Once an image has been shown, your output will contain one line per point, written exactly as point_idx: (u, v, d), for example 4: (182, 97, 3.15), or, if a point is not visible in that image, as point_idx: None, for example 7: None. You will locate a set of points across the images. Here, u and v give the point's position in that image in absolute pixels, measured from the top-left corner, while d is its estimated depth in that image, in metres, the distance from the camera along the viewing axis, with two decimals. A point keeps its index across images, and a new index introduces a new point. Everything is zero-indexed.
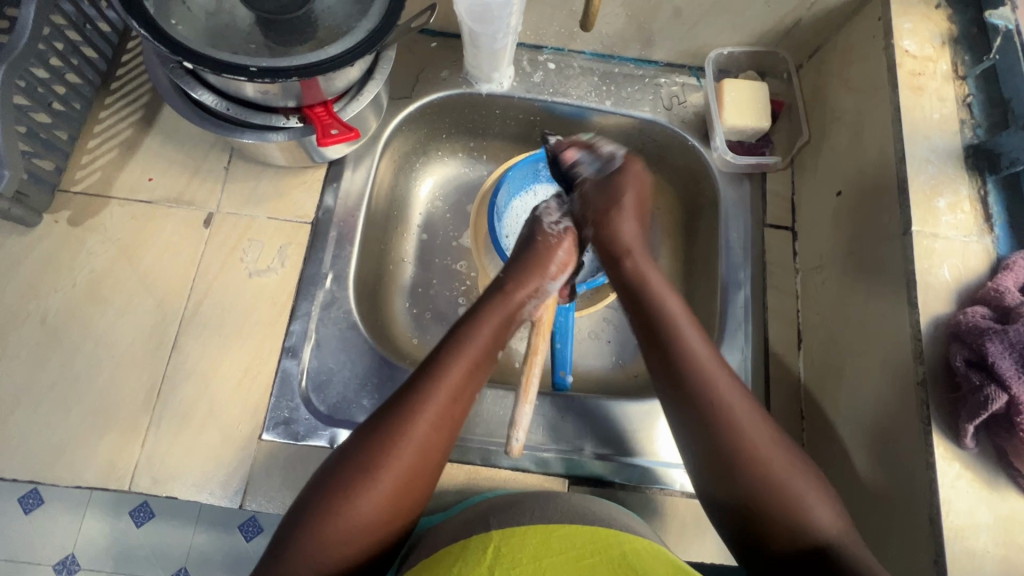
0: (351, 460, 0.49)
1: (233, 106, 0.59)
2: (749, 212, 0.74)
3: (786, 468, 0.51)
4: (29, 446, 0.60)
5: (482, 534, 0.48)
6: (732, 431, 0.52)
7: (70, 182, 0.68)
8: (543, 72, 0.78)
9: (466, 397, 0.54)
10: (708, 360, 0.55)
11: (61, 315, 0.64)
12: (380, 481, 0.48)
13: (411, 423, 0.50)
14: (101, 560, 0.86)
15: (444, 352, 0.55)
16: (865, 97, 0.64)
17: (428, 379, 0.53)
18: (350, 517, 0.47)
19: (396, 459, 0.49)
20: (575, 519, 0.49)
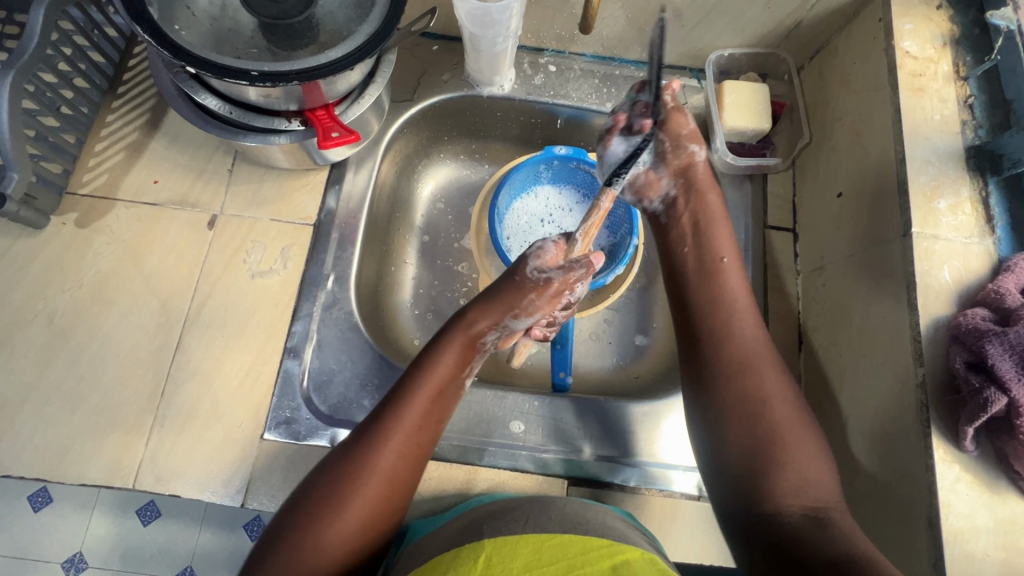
0: (319, 488, 0.49)
1: (236, 110, 0.60)
2: (749, 214, 0.74)
3: (797, 443, 0.51)
4: (35, 444, 0.61)
5: (475, 542, 0.48)
6: (755, 386, 0.53)
7: (77, 185, 0.70)
8: (543, 74, 0.78)
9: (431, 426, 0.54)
10: (750, 341, 0.56)
11: (68, 315, 0.65)
12: (344, 513, 0.48)
13: (379, 447, 0.51)
14: (108, 558, 0.84)
15: (408, 381, 0.55)
16: (865, 98, 0.64)
17: (391, 409, 0.53)
18: (317, 547, 0.46)
19: (361, 489, 0.49)
20: (568, 528, 0.49)
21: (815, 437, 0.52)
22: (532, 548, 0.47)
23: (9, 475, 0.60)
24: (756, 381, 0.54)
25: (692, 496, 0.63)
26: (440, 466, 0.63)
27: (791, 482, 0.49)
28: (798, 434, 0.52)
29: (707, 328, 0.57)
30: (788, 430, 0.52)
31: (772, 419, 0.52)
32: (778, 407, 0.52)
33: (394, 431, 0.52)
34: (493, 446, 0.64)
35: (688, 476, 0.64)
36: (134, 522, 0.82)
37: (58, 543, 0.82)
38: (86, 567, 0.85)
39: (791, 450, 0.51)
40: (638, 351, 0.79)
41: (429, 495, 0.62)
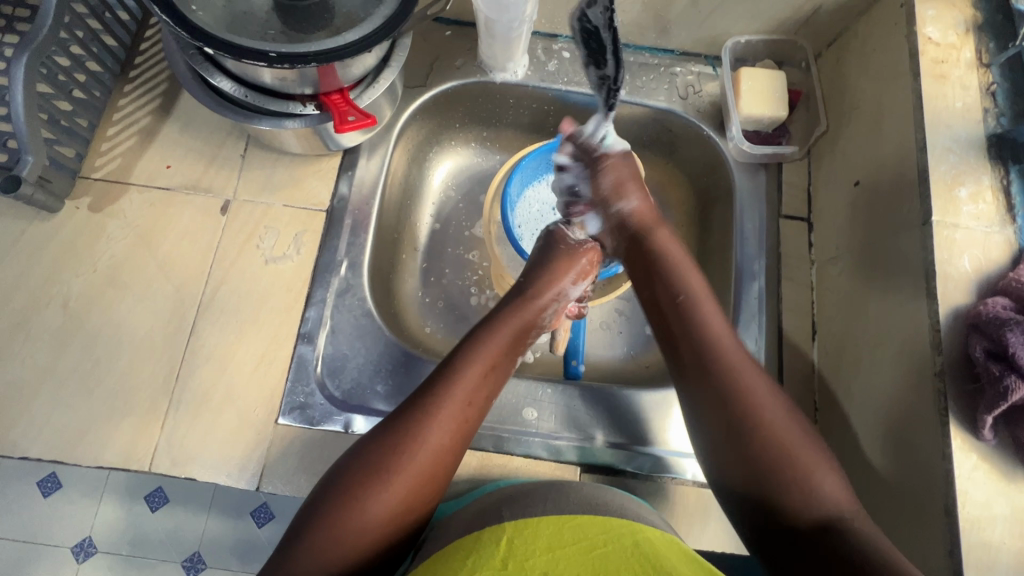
0: (365, 459, 0.50)
1: (251, 93, 0.59)
2: (764, 203, 0.73)
3: (795, 444, 0.51)
4: (52, 426, 0.61)
5: (495, 525, 0.48)
6: (747, 405, 0.52)
7: (90, 169, 0.69)
8: (557, 61, 0.77)
9: (478, 409, 0.55)
10: (724, 339, 0.56)
11: (83, 299, 0.65)
12: (394, 485, 0.49)
13: (427, 424, 0.51)
14: (115, 543, 0.79)
15: (459, 356, 0.55)
16: (885, 85, 0.63)
17: (443, 383, 0.53)
18: (363, 516, 0.47)
19: (412, 463, 0.50)
20: (587, 511, 0.50)
21: (812, 440, 0.52)
22: (553, 530, 0.47)
23: (27, 457, 0.60)
24: (701, 332, 0.57)
25: (705, 484, 0.63)
26: None
27: (795, 482, 0.49)
28: (793, 432, 0.51)
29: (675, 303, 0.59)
30: (773, 420, 0.52)
31: (746, 387, 0.53)
32: (739, 369, 0.54)
33: (443, 406, 0.52)
34: (506, 432, 0.64)
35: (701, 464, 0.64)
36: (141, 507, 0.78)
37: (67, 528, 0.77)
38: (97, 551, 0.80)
39: (772, 421, 0.52)
40: (649, 340, 0.79)
41: None
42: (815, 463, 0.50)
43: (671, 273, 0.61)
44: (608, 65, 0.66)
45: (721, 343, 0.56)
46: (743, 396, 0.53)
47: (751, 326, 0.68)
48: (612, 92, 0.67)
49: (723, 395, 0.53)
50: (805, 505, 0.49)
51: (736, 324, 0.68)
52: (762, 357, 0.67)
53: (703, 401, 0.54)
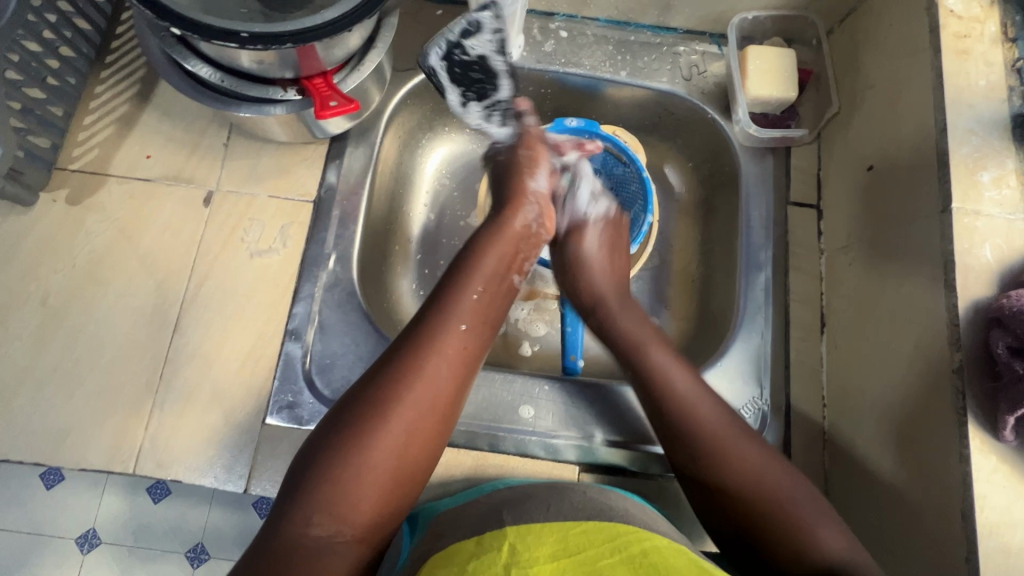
0: (356, 413, 0.46)
1: (228, 78, 0.56)
2: (771, 189, 0.70)
3: (781, 493, 0.49)
4: (33, 428, 0.59)
5: (497, 531, 0.46)
6: (721, 460, 0.51)
7: (67, 160, 0.67)
8: (554, 40, 0.74)
9: (454, 371, 0.49)
10: (685, 387, 0.55)
11: (62, 296, 0.63)
12: (373, 465, 0.44)
13: (417, 370, 0.48)
14: (121, 534, 0.85)
15: (443, 299, 0.52)
16: (903, 62, 0.59)
17: (429, 330, 0.50)
18: (363, 469, 0.44)
19: (382, 440, 0.45)
20: (590, 516, 0.47)
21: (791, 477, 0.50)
22: (557, 538, 0.44)
23: (8, 460, 0.59)
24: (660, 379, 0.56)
25: None
26: (447, 451, 0.62)
27: (788, 528, 0.47)
28: (771, 477, 0.49)
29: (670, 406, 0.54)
30: (751, 475, 0.50)
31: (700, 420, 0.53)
32: (699, 416, 0.53)
33: (432, 354, 0.49)
34: (503, 431, 0.62)
35: None
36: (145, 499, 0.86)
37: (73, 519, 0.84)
38: (101, 541, 0.86)
39: (736, 450, 0.51)
40: None
41: (437, 480, 0.61)
42: (794, 489, 0.49)
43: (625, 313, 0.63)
44: (501, 89, 0.65)
45: (682, 386, 0.55)
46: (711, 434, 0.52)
47: (757, 319, 0.65)
48: (507, 115, 0.66)
49: (681, 426, 0.53)
50: (799, 553, 0.46)
51: (741, 317, 0.65)
52: (768, 351, 0.64)
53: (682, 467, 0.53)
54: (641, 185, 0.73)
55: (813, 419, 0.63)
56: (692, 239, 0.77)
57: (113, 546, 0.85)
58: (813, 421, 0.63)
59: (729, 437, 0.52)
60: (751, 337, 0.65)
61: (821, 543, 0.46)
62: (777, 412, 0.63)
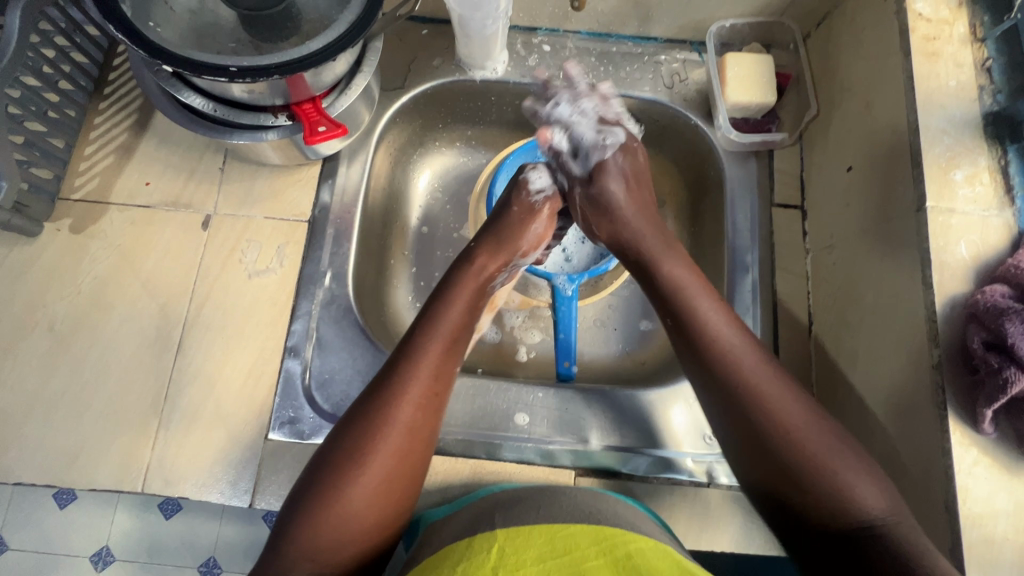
0: (334, 462, 0.50)
1: (221, 107, 0.58)
2: (756, 192, 0.71)
3: (827, 457, 0.48)
4: (44, 451, 0.61)
5: (487, 533, 0.48)
6: (764, 410, 0.50)
7: (70, 189, 0.69)
8: (537, 54, 0.76)
9: (421, 418, 0.53)
10: (722, 326, 0.54)
11: (68, 322, 0.65)
12: (350, 510, 0.48)
13: (391, 423, 0.51)
14: (134, 551, 0.88)
15: (412, 349, 0.55)
16: (876, 64, 0.60)
17: (397, 385, 0.53)
18: (347, 515, 0.48)
19: (355, 484, 0.49)
20: (582, 520, 0.49)
21: (835, 436, 0.49)
22: (544, 539, 0.46)
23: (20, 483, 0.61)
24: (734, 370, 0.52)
25: (701, 482, 0.63)
26: (445, 460, 0.63)
27: (831, 488, 0.47)
28: (821, 436, 0.49)
29: (707, 343, 0.54)
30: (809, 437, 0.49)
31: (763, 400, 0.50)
32: (746, 365, 0.52)
33: (405, 408, 0.52)
34: (498, 439, 0.64)
35: (697, 463, 0.63)
36: (157, 516, 0.88)
37: (88, 536, 0.87)
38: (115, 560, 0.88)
39: (778, 403, 0.50)
40: (645, 337, 0.78)
41: (436, 488, 0.62)
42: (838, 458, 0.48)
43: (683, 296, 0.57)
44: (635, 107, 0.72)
45: (718, 332, 0.54)
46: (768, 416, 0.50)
47: (745, 320, 0.67)
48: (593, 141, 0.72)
49: (747, 413, 0.50)
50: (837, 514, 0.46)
51: None
52: None
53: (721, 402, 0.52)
54: None
55: None
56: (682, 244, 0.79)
57: (127, 563, 0.87)
58: None
59: (772, 390, 0.51)
60: None
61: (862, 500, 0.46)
62: None
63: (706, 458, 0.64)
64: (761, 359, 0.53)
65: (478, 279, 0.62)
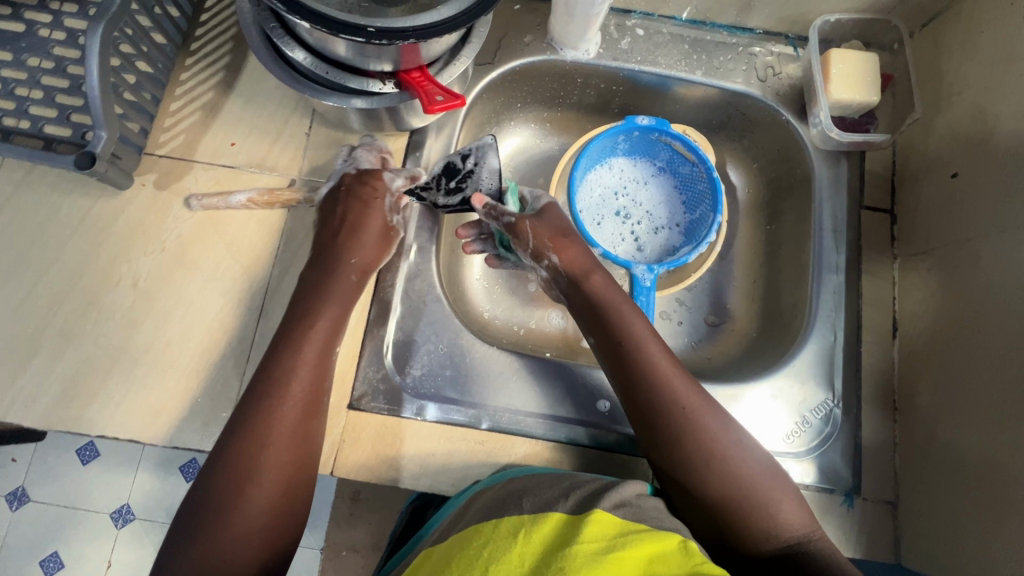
0: (221, 468, 0.50)
1: (332, 70, 0.58)
2: (846, 193, 0.71)
3: (712, 445, 0.54)
4: (126, 405, 0.61)
5: (513, 517, 0.43)
6: (648, 377, 0.57)
7: (156, 145, 0.68)
8: (631, 38, 0.74)
9: (296, 415, 0.53)
10: (620, 303, 0.61)
11: (152, 279, 0.65)
12: (243, 513, 0.49)
13: (273, 420, 0.52)
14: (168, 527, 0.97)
15: (278, 348, 0.56)
16: (996, 71, 0.59)
17: (270, 388, 0.53)
18: (241, 522, 0.48)
19: (247, 500, 0.49)
20: (604, 506, 0.45)
21: (723, 425, 0.55)
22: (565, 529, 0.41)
23: (103, 436, 0.61)
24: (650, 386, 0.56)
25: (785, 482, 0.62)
26: (525, 442, 0.63)
27: (716, 475, 0.53)
28: (713, 418, 0.55)
29: (611, 318, 0.60)
30: (696, 423, 0.55)
31: (706, 445, 0.54)
32: (636, 330, 0.59)
33: (283, 404, 0.53)
34: (579, 424, 0.64)
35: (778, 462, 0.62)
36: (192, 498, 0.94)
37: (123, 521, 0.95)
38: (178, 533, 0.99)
39: (660, 373, 0.57)
40: (719, 333, 0.77)
41: None
42: (750, 475, 0.53)
43: (619, 326, 0.60)
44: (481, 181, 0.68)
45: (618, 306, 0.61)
46: (703, 449, 0.54)
47: (830, 321, 0.67)
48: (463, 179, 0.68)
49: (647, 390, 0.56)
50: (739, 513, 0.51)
51: (814, 319, 0.67)
52: (840, 352, 0.66)
53: (616, 369, 0.59)
54: (710, 186, 0.76)
55: (884, 422, 0.64)
56: (757, 239, 0.79)
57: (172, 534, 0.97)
58: (883, 423, 0.64)
59: (636, 343, 0.58)
60: (823, 340, 0.66)
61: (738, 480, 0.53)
62: (849, 413, 0.65)
63: (784, 459, 0.62)
64: (652, 335, 0.60)
65: (341, 274, 0.60)
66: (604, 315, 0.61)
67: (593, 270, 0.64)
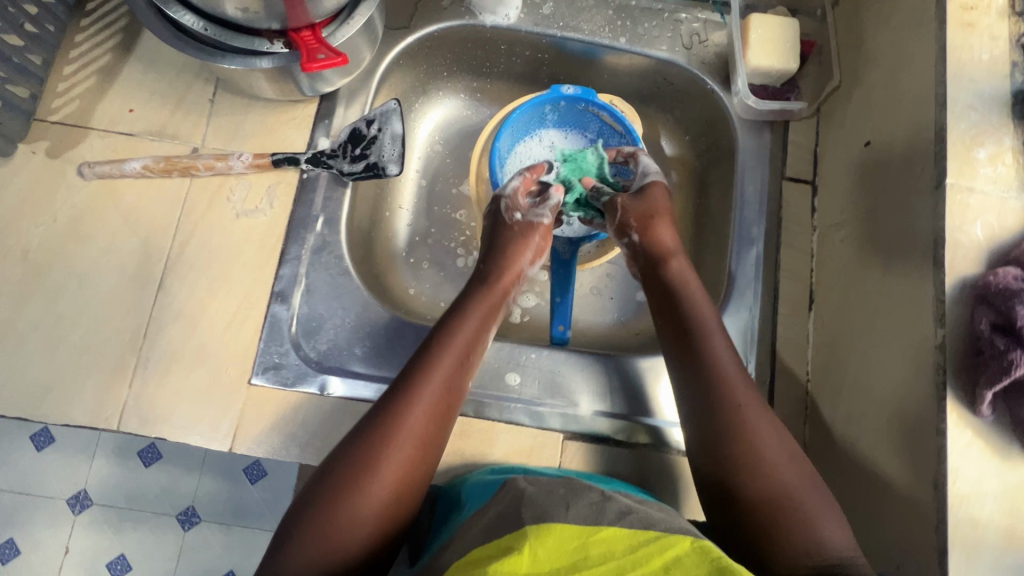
0: (342, 463, 0.49)
1: (212, 27, 0.54)
2: (767, 164, 0.69)
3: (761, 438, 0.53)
4: (16, 383, 0.59)
5: (516, 533, 0.42)
6: (711, 367, 0.56)
7: (47, 111, 0.65)
8: (553, 3, 0.72)
9: (432, 399, 0.53)
10: (700, 300, 0.61)
11: (42, 251, 0.62)
12: (360, 502, 0.48)
13: (414, 400, 0.52)
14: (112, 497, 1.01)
15: (436, 336, 0.57)
16: (906, 34, 0.57)
17: (420, 368, 0.54)
18: (358, 511, 0.47)
19: (368, 487, 0.48)
20: (612, 518, 0.43)
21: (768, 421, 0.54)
22: (577, 544, 0.41)
23: None
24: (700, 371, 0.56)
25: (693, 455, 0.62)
26: None
27: (754, 469, 0.51)
28: (760, 416, 0.54)
29: (687, 310, 0.60)
30: (745, 412, 0.54)
31: (754, 440, 0.52)
32: (706, 322, 0.59)
33: (425, 387, 0.53)
34: (488, 398, 0.62)
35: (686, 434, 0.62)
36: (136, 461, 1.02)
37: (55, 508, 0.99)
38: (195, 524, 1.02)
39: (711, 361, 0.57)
40: (640, 307, 0.77)
41: None
42: (800, 479, 0.51)
43: (692, 315, 0.59)
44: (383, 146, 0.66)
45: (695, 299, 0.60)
46: (750, 452, 0.52)
47: (746, 293, 0.66)
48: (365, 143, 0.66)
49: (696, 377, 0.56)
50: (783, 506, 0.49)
51: (730, 291, 0.66)
52: (755, 325, 0.66)
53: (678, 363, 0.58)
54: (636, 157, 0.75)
55: (795, 393, 0.64)
56: (686, 213, 0.78)
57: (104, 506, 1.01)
58: (795, 395, 0.64)
59: (712, 337, 0.58)
60: (738, 312, 0.66)
61: (777, 475, 0.51)
62: (761, 386, 0.64)
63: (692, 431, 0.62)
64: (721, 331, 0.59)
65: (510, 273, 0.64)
66: (679, 306, 0.60)
67: (673, 255, 0.64)
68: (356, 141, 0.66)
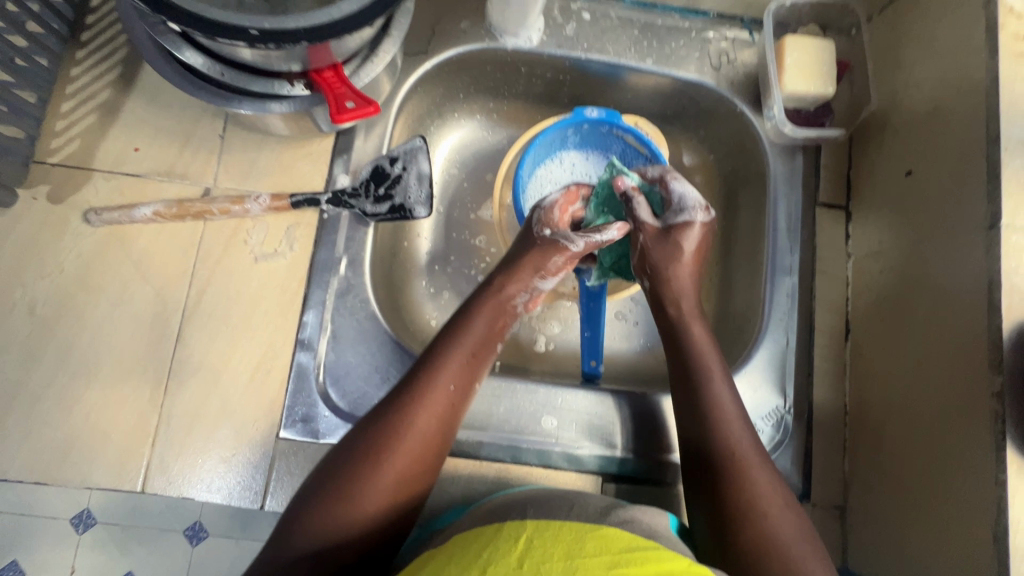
0: (344, 461, 0.48)
1: (229, 71, 0.51)
2: (800, 190, 0.68)
3: (762, 492, 0.51)
4: (32, 445, 0.56)
5: (515, 522, 0.40)
6: (714, 413, 0.55)
7: (46, 152, 0.61)
8: (576, 23, 0.69)
9: (438, 411, 0.51)
10: (705, 341, 0.59)
11: (50, 304, 0.58)
12: (360, 503, 0.46)
13: (417, 408, 0.51)
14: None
15: (442, 340, 0.55)
16: (952, 62, 0.56)
17: (424, 374, 0.52)
18: (353, 512, 0.46)
19: (367, 490, 0.47)
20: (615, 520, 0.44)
21: (770, 473, 0.52)
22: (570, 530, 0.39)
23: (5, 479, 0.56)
24: (712, 406, 0.55)
25: None
26: (469, 463, 0.61)
27: (752, 519, 0.49)
28: (762, 468, 0.52)
29: (691, 347, 0.59)
30: (746, 462, 0.52)
31: (755, 492, 0.51)
32: (711, 362, 0.58)
33: (430, 394, 0.52)
34: (524, 443, 0.61)
35: None
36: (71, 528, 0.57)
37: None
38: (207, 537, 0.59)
39: (719, 402, 0.56)
40: None
41: (460, 492, 0.60)
42: (796, 528, 0.49)
43: (696, 355, 0.58)
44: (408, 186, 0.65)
45: (700, 341, 0.59)
46: (749, 497, 0.50)
47: (783, 325, 0.65)
48: (389, 184, 0.64)
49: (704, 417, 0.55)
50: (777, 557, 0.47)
51: (766, 324, 0.65)
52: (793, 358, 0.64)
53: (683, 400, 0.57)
54: None
55: (835, 426, 0.64)
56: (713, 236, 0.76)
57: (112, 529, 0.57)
58: (834, 427, 0.64)
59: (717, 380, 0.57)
60: (775, 345, 0.64)
61: (772, 527, 0.49)
62: (800, 420, 0.63)
63: None
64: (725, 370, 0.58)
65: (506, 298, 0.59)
66: (684, 346, 0.59)
67: (679, 300, 0.62)
68: (380, 180, 0.64)
